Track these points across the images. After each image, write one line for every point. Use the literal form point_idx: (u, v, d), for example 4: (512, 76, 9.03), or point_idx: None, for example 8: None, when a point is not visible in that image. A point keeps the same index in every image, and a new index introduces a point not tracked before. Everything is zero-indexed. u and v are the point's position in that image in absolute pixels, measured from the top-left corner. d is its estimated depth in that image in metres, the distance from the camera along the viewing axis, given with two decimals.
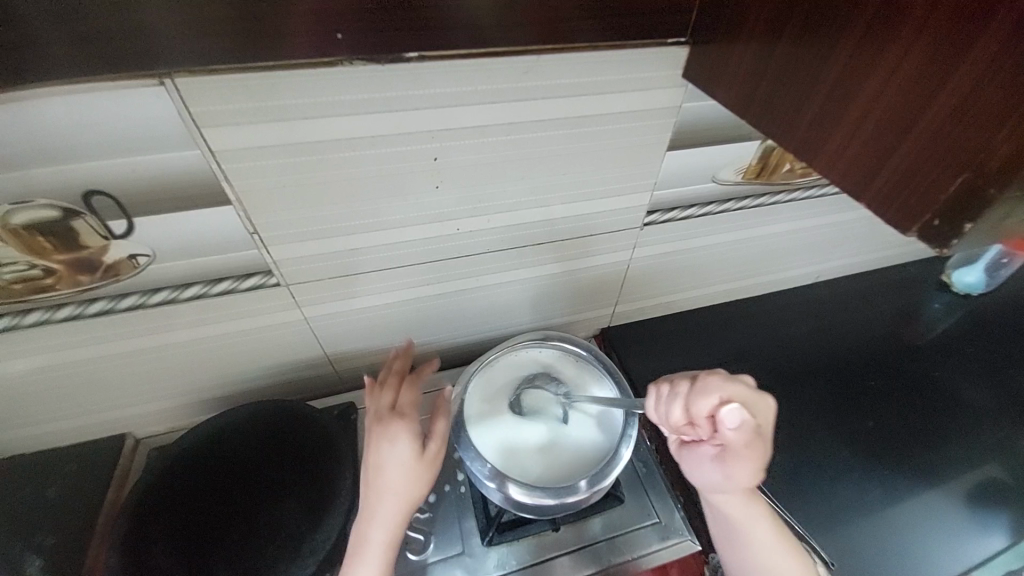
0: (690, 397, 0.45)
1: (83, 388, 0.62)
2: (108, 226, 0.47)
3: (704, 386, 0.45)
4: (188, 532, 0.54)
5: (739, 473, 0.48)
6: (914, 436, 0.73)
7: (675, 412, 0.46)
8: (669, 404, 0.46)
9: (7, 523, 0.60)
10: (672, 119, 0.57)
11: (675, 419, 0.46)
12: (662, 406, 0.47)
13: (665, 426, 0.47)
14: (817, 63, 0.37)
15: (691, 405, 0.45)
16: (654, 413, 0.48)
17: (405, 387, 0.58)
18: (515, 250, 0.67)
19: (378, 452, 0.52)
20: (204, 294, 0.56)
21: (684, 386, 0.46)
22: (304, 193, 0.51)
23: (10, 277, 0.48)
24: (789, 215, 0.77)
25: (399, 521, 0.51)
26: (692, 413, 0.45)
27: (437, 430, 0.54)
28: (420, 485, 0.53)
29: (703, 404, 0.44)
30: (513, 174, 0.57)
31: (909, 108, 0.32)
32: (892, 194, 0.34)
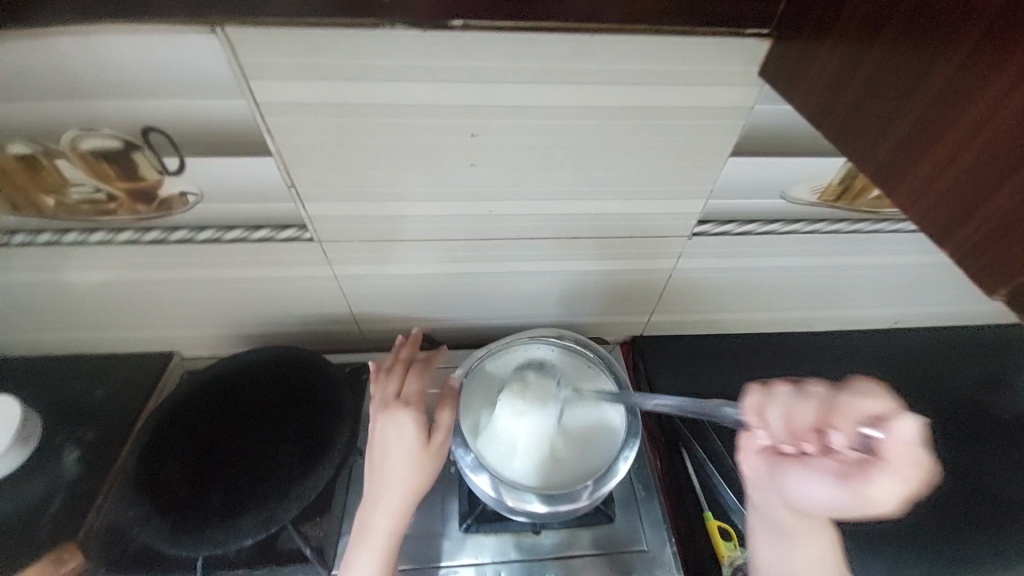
0: (835, 399, 0.32)
1: (138, 306, 0.69)
2: (161, 162, 0.50)
3: (847, 387, 0.33)
4: (197, 455, 0.58)
5: (885, 509, 0.31)
6: (976, 525, 0.62)
7: (804, 409, 0.34)
8: (795, 398, 0.35)
9: (65, 410, 0.69)
10: (741, 121, 0.51)
11: (802, 418, 0.33)
12: (780, 404, 0.35)
13: (781, 429, 0.34)
14: (909, 81, 0.30)
15: (835, 404, 0.32)
16: (762, 407, 0.36)
17: (412, 376, 0.58)
18: (549, 240, 0.64)
19: (384, 441, 0.54)
20: (245, 239, 0.59)
21: (816, 388, 0.34)
22: (342, 154, 0.51)
23: (80, 198, 0.54)
24: (869, 248, 0.68)
25: (405, 509, 0.52)
26: (831, 420, 0.32)
27: (442, 421, 0.55)
28: (426, 476, 0.53)
29: (857, 406, 0.31)
30: (554, 161, 0.54)
31: (1014, 149, 0.26)
32: (975, 256, 0.29)
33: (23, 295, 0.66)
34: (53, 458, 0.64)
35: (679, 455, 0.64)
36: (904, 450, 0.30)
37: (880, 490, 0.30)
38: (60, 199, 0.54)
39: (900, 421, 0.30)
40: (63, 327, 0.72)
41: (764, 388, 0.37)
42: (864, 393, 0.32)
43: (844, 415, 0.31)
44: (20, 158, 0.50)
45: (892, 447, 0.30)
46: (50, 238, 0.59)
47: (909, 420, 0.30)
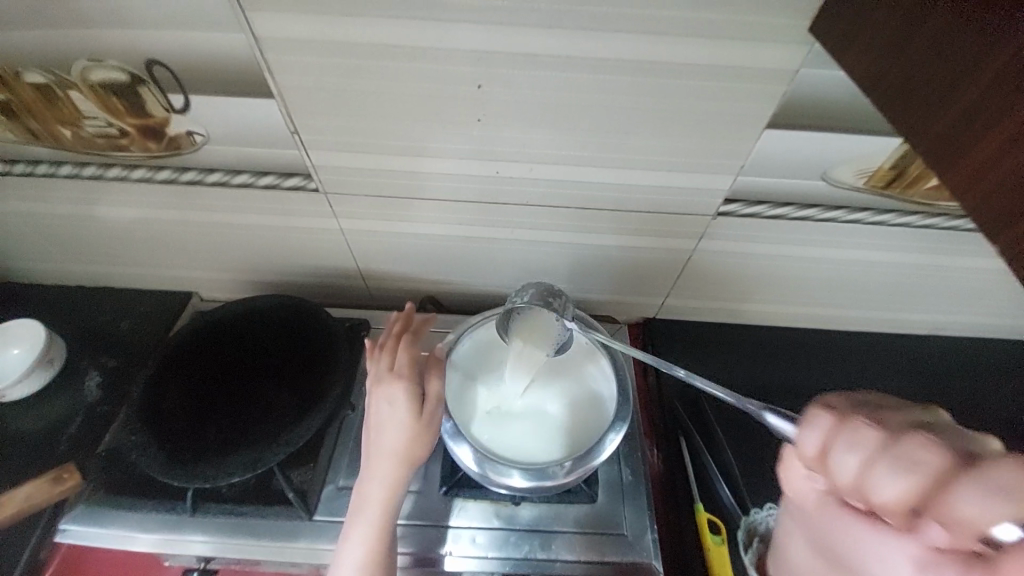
0: (947, 481, 0.23)
1: (156, 244, 0.71)
2: (167, 98, 0.50)
3: (976, 465, 0.23)
4: (198, 394, 0.61)
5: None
6: None
7: (897, 480, 0.25)
8: (889, 460, 0.25)
9: (89, 337, 0.73)
10: (783, 87, 0.45)
11: (889, 492, 0.25)
12: (857, 459, 0.27)
13: (852, 487, 0.27)
14: (981, 29, 0.26)
15: (945, 492, 0.23)
16: (829, 448, 0.28)
17: (402, 349, 0.55)
18: (561, 209, 0.61)
19: (378, 414, 0.52)
20: (251, 184, 0.59)
21: (924, 451, 0.25)
22: (343, 100, 0.49)
23: (95, 132, 0.55)
24: (920, 244, 0.60)
25: (398, 480, 0.50)
26: (934, 509, 0.23)
27: (432, 390, 0.53)
28: (420, 451, 0.51)
29: (972, 506, 0.22)
30: (567, 122, 0.50)
31: None
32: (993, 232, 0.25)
33: (53, 225, 0.70)
34: (74, 382, 0.68)
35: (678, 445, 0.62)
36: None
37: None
38: (77, 132, 0.55)
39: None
40: (91, 260, 0.75)
41: (843, 425, 0.28)
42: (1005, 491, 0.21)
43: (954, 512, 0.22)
44: (38, 88, 0.51)
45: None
46: (72, 170, 0.61)
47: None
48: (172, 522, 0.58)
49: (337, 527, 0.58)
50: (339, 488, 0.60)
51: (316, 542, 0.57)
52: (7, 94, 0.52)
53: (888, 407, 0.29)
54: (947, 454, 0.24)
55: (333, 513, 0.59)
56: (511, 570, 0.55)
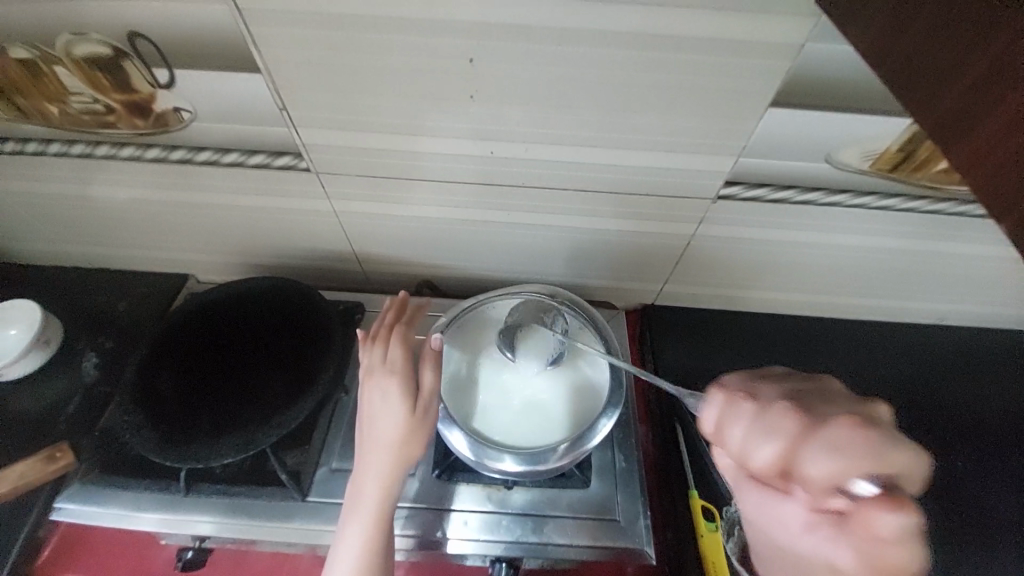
0: (808, 443, 0.29)
1: (149, 225, 0.70)
2: (153, 74, 0.49)
3: (824, 430, 0.29)
4: (190, 375, 0.61)
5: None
6: (981, 538, 0.58)
7: (771, 446, 0.30)
8: (766, 430, 0.31)
9: (85, 318, 0.73)
10: (788, 63, 0.43)
11: (767, 456, 0.30)
12: (742, 431, 0.32)
13: (742, 455, 0.32)
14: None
15: (804, 453, 0.29)
16: (726, 427, 0.33)
17: (395, 341, 0.55)
18: (558, 191, 0.59)
19: (372, 407, 0.52)
20: (242, 163, 0.58)
21: (788, 421, 0.30)
22: (331, 76, 0.48)
23: (81, 108, 0.54)
24: (927, 230, 0.59)
25: (393, 472, 0.50)
26: (796, 470, 0.29)
27: (425, 380, 0.52)
28: (415, 444, 0.51)
29: (821, 465, 0.28)
30: (562, 100, 0.48)
31: None
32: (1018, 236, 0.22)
33: (45, 205, 0.69)
34: (70, 363, 0.68)
35: (670, 428, 0.62)
36: (875, 535, 0.25)
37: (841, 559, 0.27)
38: (63, 109, 0.54)
39: (882, 511, 0.25)
40: (85, 240, 0.75)
41: (735, 405, 0.34)
42: (846, 453, 0.27)
43: (814, 469, 0.28)
44: (22, 63, 0.50)
45: (862, 525, 0.26)
46: (61, 148, 0.60)
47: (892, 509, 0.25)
48: (167, 502, 0.58)
49: (331, 508, 0.58)
50: (333, 471, 0.60)
51: (311, 522, 0.57)
52: None
53: (772, 388, 0.34)
54: (803, 421, 0.30)
55: (327, 494, 0.59)
56: (504, 553, 0.55)
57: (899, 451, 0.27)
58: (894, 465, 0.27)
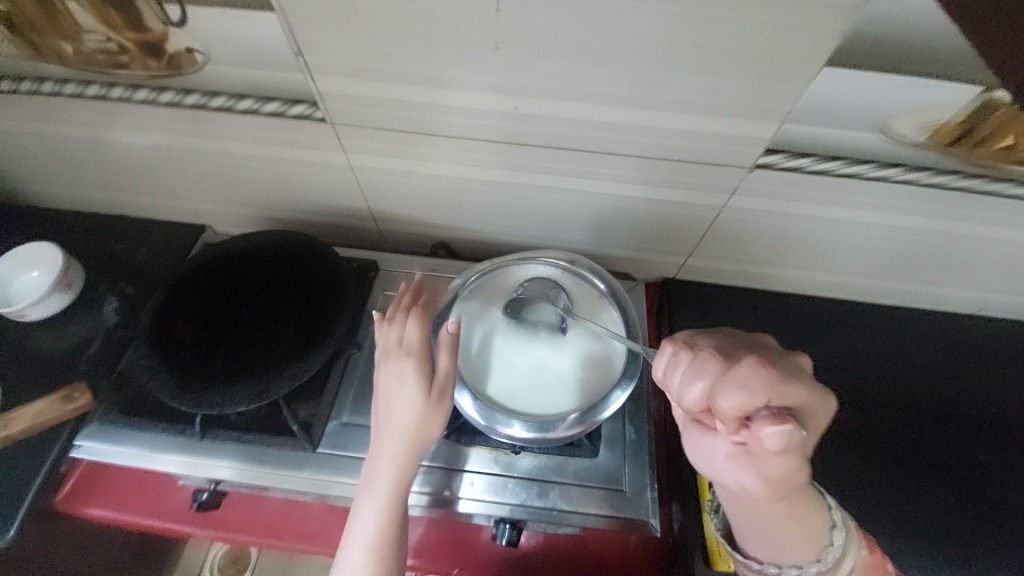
0: (723, 382, 0.31)
1: (166, 173, 0.70)
2: (164, 11, 0.47)
3: (735, 368, 0.32)
4: (206, 324, 0.62)
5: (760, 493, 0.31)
6: (1002, 533, 0.56)
7: (698, 388, 0.33)
8: (695, 374, 0.34)
9: (108, 263, 0.74)
10: (852, 15, 0.39)
11: (694, 397, 0.33)
12: (678, 375, 0.35)
13: (678, 400, 0.35)
14: None
15: (718, 391, 0.31)
16: (667, 375, 0.36)
17: (413, 322, 0.52)
18: (584, 153, 0.56)
19: (389, 390, 0.50)
20: (256, 111, 0.56)
21: (712, 363, 0.33)
22: (347, 17, 0.45)
23: (94, 46, 0.53)
24: (982, 212, 0.54)
25: (408, 456, 0.50)
26: (713, 406, 0.32)
27: (442, 366, 0.50)
28: (431, 430, 0.50)
29: (730, 400, 0.31)
30: (594, 51, 0.45)
31: None
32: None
33: (65, 149, 0.69)
34: (94, 307, 0.70)
35: None
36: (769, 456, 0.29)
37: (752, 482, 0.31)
38: (77, 47, 0.53)
39: (767, 429, 0.28)
40: (106, 186, 0.75)
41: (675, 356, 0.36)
42: (750, 387, 0.30)
43: (726, 404, 0.31)
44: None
45: (756, 445, 0.29)
46: (75, 89, 0.59)
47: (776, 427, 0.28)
48: (184, 443, 0.60)
49: (340, 460, 0.59)
50: (343, 424, 0.61)
51: (321, 473, 0.59)
52: (7, 6, 0.50)
53: (714, 340, 0.37)
54: (725, 365, 0.33)
55: (338, 446, 0.60)
56: (509, 514, 0.55)
57: (794, 384, 0.30)
58: (791, 396, 0.30)
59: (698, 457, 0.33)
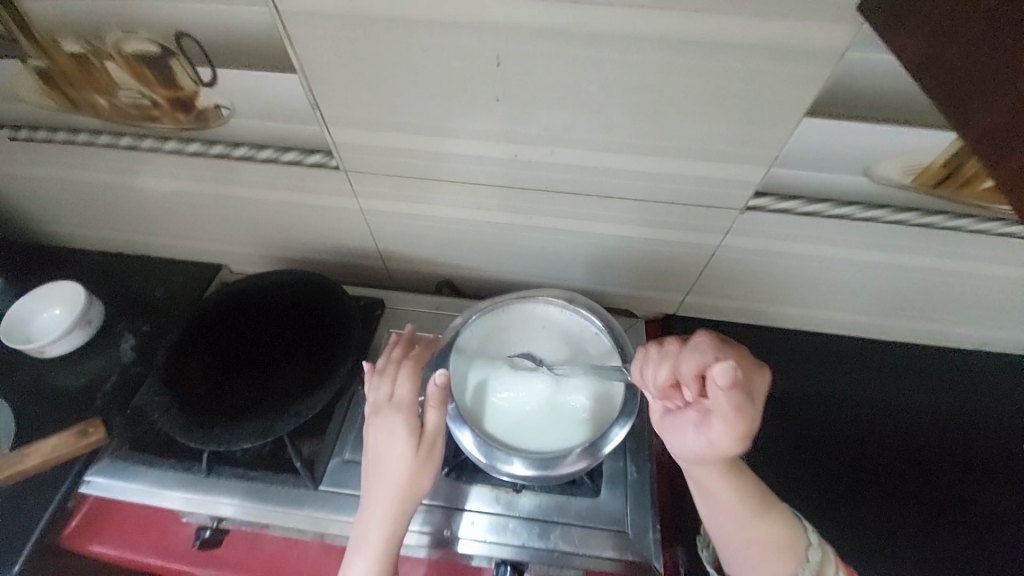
0: (682, 353, 0.42)
1: (188, 215, 0.74)
2: (195, 71, 0.52)
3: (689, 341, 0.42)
4: (216, 360, 0.64)
5: (725, 444, 0.39)
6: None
7: (665, 365, 0.43)
8: (662, 356, 0.44)
9: (127, 301, 0.77)
10: (827, 70, 0.42)
11: (663, 373, 0.43)
12: (651, 363, 0.45)
13: (653, 381, 0.44)
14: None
15: (679, 360, 0.42)
16: (642, 367, 0.46)
17: (403, 376, 0.54)
18: (582, 196, 0.59)
19: (378, 446, 0.51)
20: (275, 159, 0.60)
21: (673, 346, 0.44)
22: (362, 75, 0.49)
23: (129, 102, 0.57)
24: (974, 250, 0.55)
25: (398, 514, 0.50)
26: (678, 374, 0.42)
27: (430, 421, 0.52)
28: (424, 482, 0.51)
29: (688, 363, 0.41)
30: (589, 103, 0.48)
31: None
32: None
33: (95, 194, 0.73)
34: (112, 344, 0.72)
35: None
36: (721, 398, 0.38)
37: (716, 431, 0.39)
38: (111, 102, 0.57)
39: (716, 370, 0.36)
40: (129, 228, 0.79)
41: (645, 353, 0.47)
42: (701, 352, 0.41)
43: (686, 367, 0.41)
44: (75, 57, 0.53)
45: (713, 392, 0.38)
46: (108, 139, 0.63)
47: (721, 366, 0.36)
48: (190, 480, 0.60)
49: (342, 498, 0.59)
50: (346, 461, 0.61)
51: (322, 511, 0.58)
52: (47, 62, 0.54)
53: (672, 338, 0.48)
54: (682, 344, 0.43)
55: (340, 484, 0.60)
56: (510, 556, 0.54)
57: (730, 347, 0.41)
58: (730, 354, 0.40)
59: (675, 428, 0.43)
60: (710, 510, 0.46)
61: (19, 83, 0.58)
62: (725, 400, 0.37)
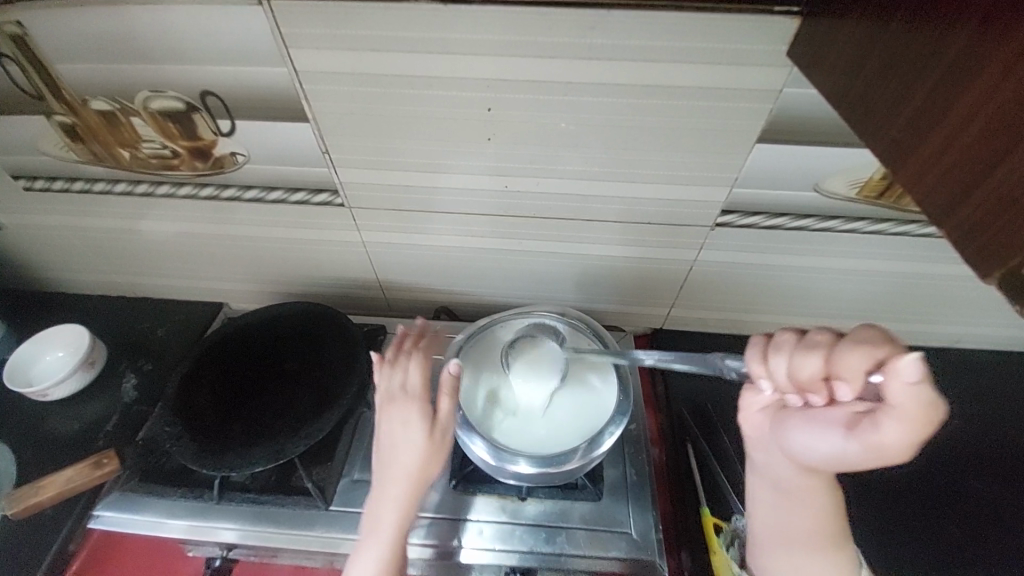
0: (838, 349, 0.36)
1: (196, 255, 0.77)
2: (216, 123, 0.57)
3: (854, 340, 0.35)
4: (228, 388, 0.66)
5: (891, 454, 0.34)
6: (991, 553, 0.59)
7: (812, 359, 0.37)
8: (804, 348, 0.38)
9: (133, 341, 0.79)
10: (768, 106, 0.49)
11: (807, 369, 0.37)
12: (785, 357, 0.39)
13: (788, 379, 0.39)
14: (912, 54, 0.30)
15: (834, 353, 0.36)
16: (773, 361, 0.40)
17: (413, 368, 0.59)
18: (568, 221, 0.65)
19: (390, 433, 0.55)
20: (284, 200, 0.65)
21: (820, 338, 0.38)
22: (366, 123, 0.55)
23: (151, 153, 0.62)
24: (920, 253, 0.62)
25: (410, 500, 0.53)
26: (831, 372, 0.36)
27: (443, 407, 0.55)
28: (434, 469, 0.54)
29: (848, 356, 0.35)
30: (569, 139, 0.55)
31: (1014, 126, 0.24)
32: (988, 259, 0.26)
33: (105, 239, 0.77)
34: (115, 384, 0.74)
35: (682, 451, 0.64)
36: (903, 396, 0.32)
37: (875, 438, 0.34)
38: (134, 153, 0.62)
39: (901, 361, 0.31)
40: (135, 271, 0.82)
41: (775, 347, 0.40)
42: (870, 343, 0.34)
43: (845, 364, 0.35)
44: (102, 114, 0.58)
45: (891, 394, 0.32)
46: (126, 187, 0.68)
47: (903, 358, 0.31)
48: (200, 509, 0.61)
49: (351, 517, 0.61)
50: (354, 481, 0.63)
51: (330, 531, 0.60)
52: (74, 119, 0.59)
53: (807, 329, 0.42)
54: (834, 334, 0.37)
55: (349, 504, 0.62)
56: (518, 563, 0.57)
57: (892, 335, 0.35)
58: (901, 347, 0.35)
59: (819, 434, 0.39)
60: (782, 522, 0.47)
61: (44, 138, 0.63)
62: (904, 401, 0.32)
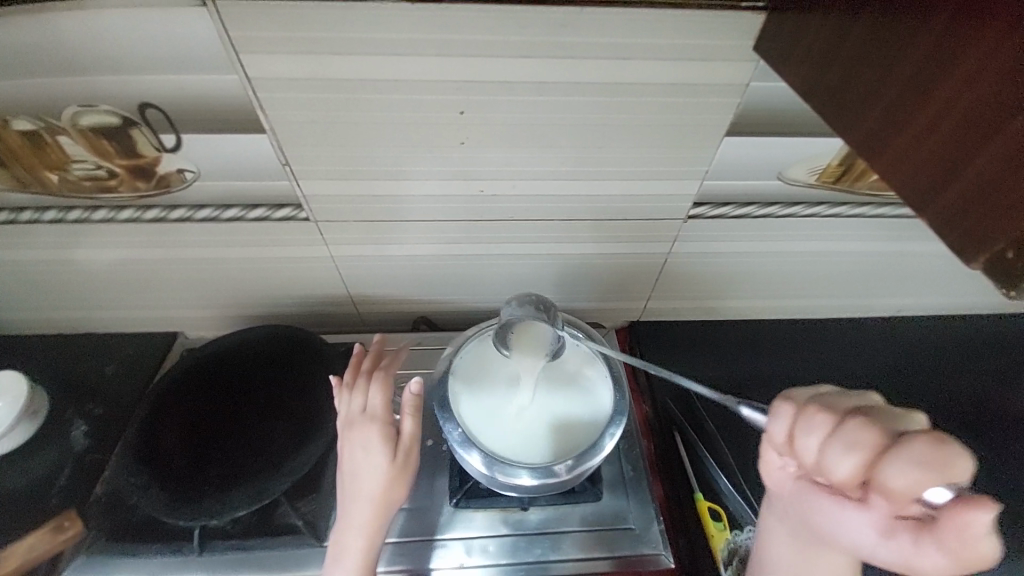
0: (888, 457, 0.30)
1: (142, 284, 0.71)
2: (159, 139, 0.52)
3: (907, 450, 0.30)
4: (194, 427, 0.61)
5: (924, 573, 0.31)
6: None
7: (848, 459, 0.32)
8: (842, 442, 0.32)
9: (77, 383, 0.72)
10: (736, 99, 0.50)
11: (845, 470, 0.32)
12: (816, 444, 0.34)
13: (817, 465, 0.34)
14: (882, 51, 0.31)
15: (881, 464, 0.30)
16: (797, 437, 0.35)
17: (375, 388, 0.55)
18: (545, 222, 0.64)
19: (352, 459, 0.53)
20: (242, 218, 0.61)
21: (865, 433, 0.32)
22: (329, 131, 0.52)
23: (83, 174, 0.56)
24: (873, 232, 0.66)
25: (375, 527, 0.51)
26: (873, 480, 0.31)
27: (405, 427, 0.54)
28: (397, 492, 0.52)
29: (901, 476, 0.29)
30: (543, 139, 0.54)
31: (991, 115, 0.25)
32: (972, 243, 0.27)
33: (34, 274, 0.69)
34: (59, 434, 0.67)
35: (671, 439, 0.65)
36: (960, 540, 0.28)
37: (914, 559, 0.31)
38: (63, 176, 0.56)
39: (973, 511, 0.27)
40: (71, 306, 0.74)
41: (803, 421, 0.35)
42: (930, 463, 0.29)
43: (896, 481, 0.30)
44: (24, 134, 0.52)
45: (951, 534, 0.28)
46: (56, 215, 0.61)
47: (975, 509, 0.27)
48: (177, 562, 0.56)
49: None
50: None
51: None
52: None
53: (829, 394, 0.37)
54: (882, 431, 0.32)
55: None
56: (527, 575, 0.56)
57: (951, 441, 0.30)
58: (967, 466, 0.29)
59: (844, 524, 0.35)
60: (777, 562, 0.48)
61: None
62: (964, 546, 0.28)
